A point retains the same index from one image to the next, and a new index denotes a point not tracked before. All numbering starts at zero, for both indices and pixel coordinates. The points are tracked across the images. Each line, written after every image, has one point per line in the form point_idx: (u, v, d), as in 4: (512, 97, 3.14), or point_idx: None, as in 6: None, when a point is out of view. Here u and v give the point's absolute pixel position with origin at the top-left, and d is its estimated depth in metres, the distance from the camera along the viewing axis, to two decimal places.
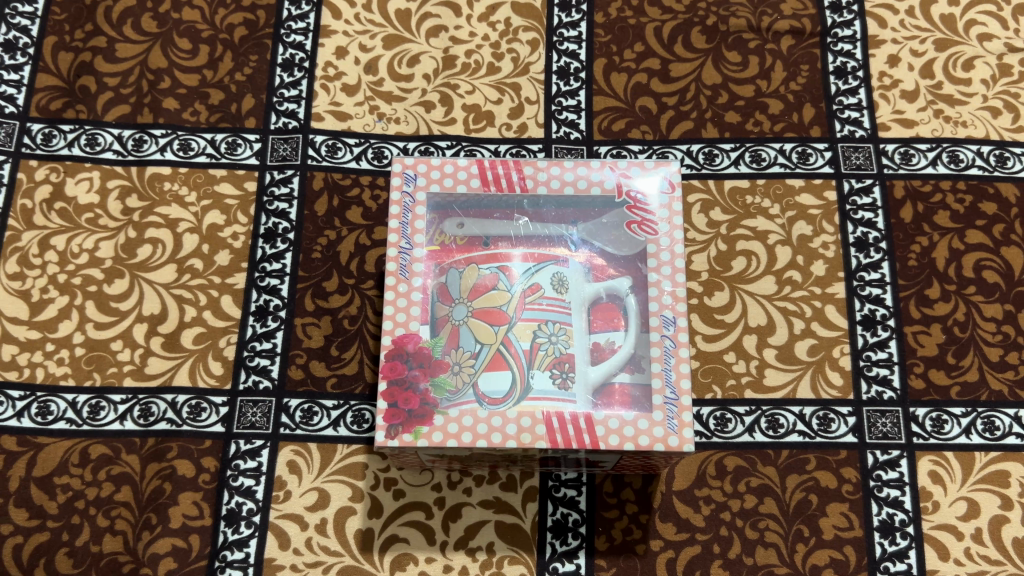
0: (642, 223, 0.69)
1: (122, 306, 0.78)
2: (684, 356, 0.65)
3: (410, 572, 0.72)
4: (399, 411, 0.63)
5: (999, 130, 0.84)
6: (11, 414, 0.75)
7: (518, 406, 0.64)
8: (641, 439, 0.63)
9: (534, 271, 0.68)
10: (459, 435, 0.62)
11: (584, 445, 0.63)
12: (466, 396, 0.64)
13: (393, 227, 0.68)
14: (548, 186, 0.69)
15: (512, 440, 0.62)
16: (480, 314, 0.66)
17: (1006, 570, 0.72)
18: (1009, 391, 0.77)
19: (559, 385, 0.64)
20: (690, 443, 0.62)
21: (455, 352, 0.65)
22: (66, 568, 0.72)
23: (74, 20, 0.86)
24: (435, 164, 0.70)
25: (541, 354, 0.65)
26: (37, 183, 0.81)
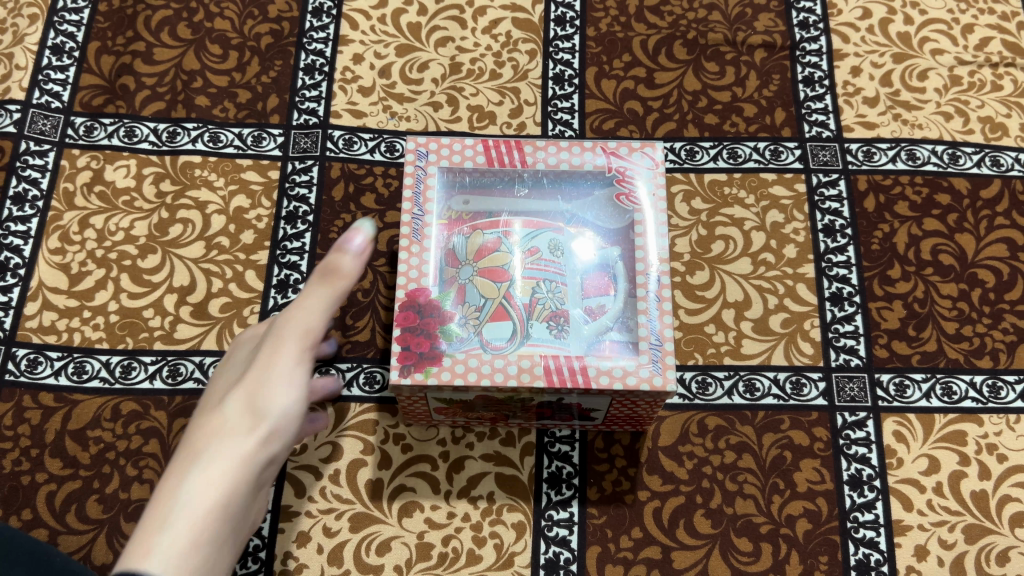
0: (627, 195, 0.76)
1: (154, 278, 0.85)
2: (667, 309, 0.71)
3: (416, 519, 0.78)
4: (411, 353, 0.69)
5: (951, 132, 0.93)
6: (49, 372, 0.81)
7: (519, 351, 0.70)
8: (629, 379, 0.69)
9: (532, 236, 0.75)
10: (466, 374, 0.68)
11: (577, 385, 0.69)
12: (471, 343, 0.70)
13: (407, 196, 0.74)
14: (546, 163, 0.77)
15: (513, 379, 0.68)
16: (485, 273, 0.73)
17: (965, 520, 0.79)
18: (965, 360, 0.84)
19: (555, 334, 0.71)
20: (672, 382, 0.69)
21: (463, 306, 0.72)
22: (95, 513, 0.77)
23: (116, 27, 0.96)
24: (444, 143, 0.77)
25: (539, 307, 0.72)
26: (78, 169, 0.89)
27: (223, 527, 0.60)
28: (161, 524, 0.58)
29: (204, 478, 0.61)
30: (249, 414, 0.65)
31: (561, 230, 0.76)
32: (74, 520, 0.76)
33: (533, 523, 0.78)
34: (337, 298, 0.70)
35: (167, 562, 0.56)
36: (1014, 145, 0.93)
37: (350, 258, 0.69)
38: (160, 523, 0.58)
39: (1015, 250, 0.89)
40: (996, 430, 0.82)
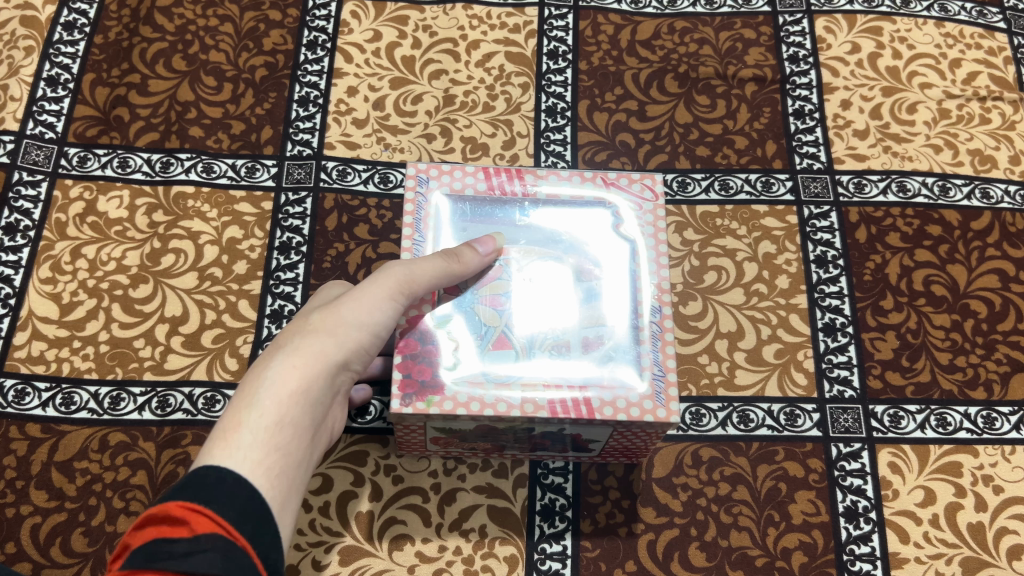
0: (629, 224, 0.75)
1: (145, 308, 0.85)
2: (669, 339, 0.71)
3: (407, 552, 0.77)
4: (412, 382, 0.67)
5: (941, 164, 0.94)
6: (37, 403, 0.80)
7: (522, 380, 0.68)
8: (633, 411, 0.67)
9: (534, 263, 0.73)
10: (468, 404, 0.66)
11: (582, 416, 0.67)
12: (473, 372, 0.68)
13: (408, 222, 0.74)
14: (547, 193, 0.76)
15: (516, 409, 0.66)
16: (486, 300, 0.71)
17: (962, 552, 0.78)
18: (959, 391, 0.84)
19: (557, 363, 0.69)
20: (676, 414, 0.67)
21: (463, 334, 0.70)
22: (81, 546, 0.75)
23: (112, 59, 0.96)
24: (446, 170, 0.76)
25: (541, 335, 0.71)
26: (71, 200, 0.89)
27: (304, 414, 0.60)
28: (251, 400, 0.58)
29: (290, 366, 0.60)
30: (335, 324, 0.64)
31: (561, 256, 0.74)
32: (59, 553, 0.75)
33: (525, 556, 0.77)
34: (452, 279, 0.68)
35: (253, 446, 0.55)
36: (1003, 177, 0.94)
37: (476, 256, 0.69)
38: (248, 404, 0.57)
39: (1007, 280, 0.89)
40: (992, 461, 0.81)
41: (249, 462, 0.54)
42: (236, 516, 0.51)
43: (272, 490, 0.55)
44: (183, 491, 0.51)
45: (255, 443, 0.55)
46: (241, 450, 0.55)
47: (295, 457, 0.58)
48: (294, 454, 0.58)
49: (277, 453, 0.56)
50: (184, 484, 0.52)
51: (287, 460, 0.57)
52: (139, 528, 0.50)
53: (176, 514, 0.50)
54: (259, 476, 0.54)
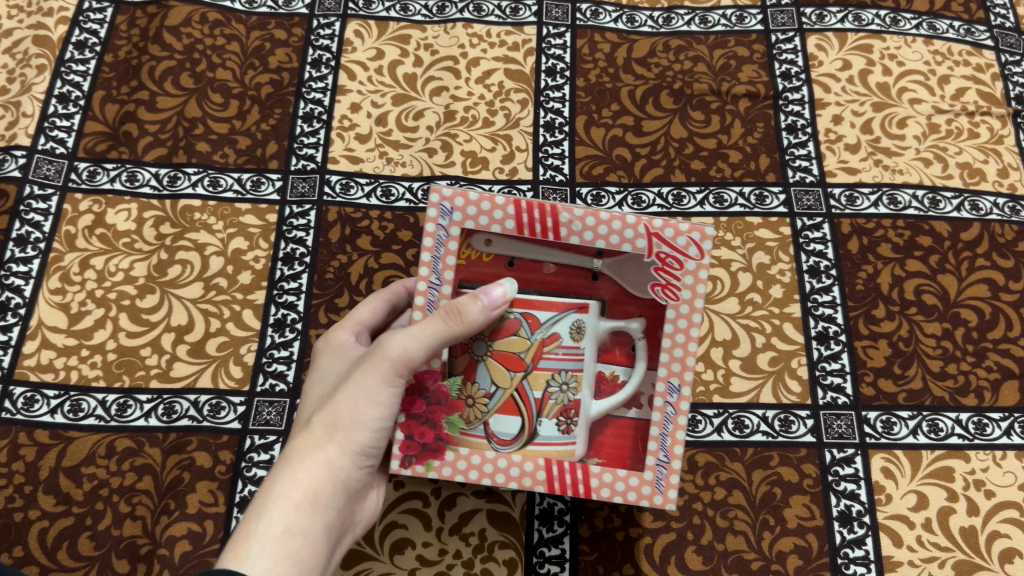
0: (666, 286, 0.60)
1: (152, 318, 0.87)
2: (681, 424, 0.61)
3: (408, 555, 0.78)
4: (414, 443, 0.61)
5: (931, 177, 0.96)
6: (46, 410, 0.82)
7: (524, 450, 0.62)
8: (630, 494, 0.62)
9: (556, 319, 0.62)
10: (467, 471, 0.61)
11: (579, 494, 0.62)
12: (477, 433, 0.62)
13: (423, 260, 0.60)
14: (581, 239, 0.60)
15: (513, 482, 0.62)
16: (500, 356, 0.62)
17: (955, 556, 0.79)
18: (950, 398, 0.85)
19: (564, 430, 0.63)
20: (673, 503, 0.62)
21: (471, 387, 0.62)
22: (87, 550, 0.77)
23: (121, 77, 0.99)
24: (473, 197, 0.59)
25: (552, 402, 0.62)
26: (80, 212, 0.91)
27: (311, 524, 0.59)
28: (257, 515, 0.58)
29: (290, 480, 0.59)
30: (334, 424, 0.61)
31: (587, 307, 0.63)
32: (66, 557, 0.77)
33: (525, 559, 0.78)
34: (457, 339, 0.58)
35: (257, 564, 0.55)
36: (992, 190, 0.96)
37: (482, 311, 0.58)
38: (254, 519, 0.57)
39: (997, 290, 0.91)
40: (983, 466, 0.82)
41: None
42: None
43: None
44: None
45: (261, 559, 0.56)
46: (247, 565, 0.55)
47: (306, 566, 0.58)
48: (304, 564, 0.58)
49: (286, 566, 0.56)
50: None
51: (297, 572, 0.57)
52: None
53: None
54: None
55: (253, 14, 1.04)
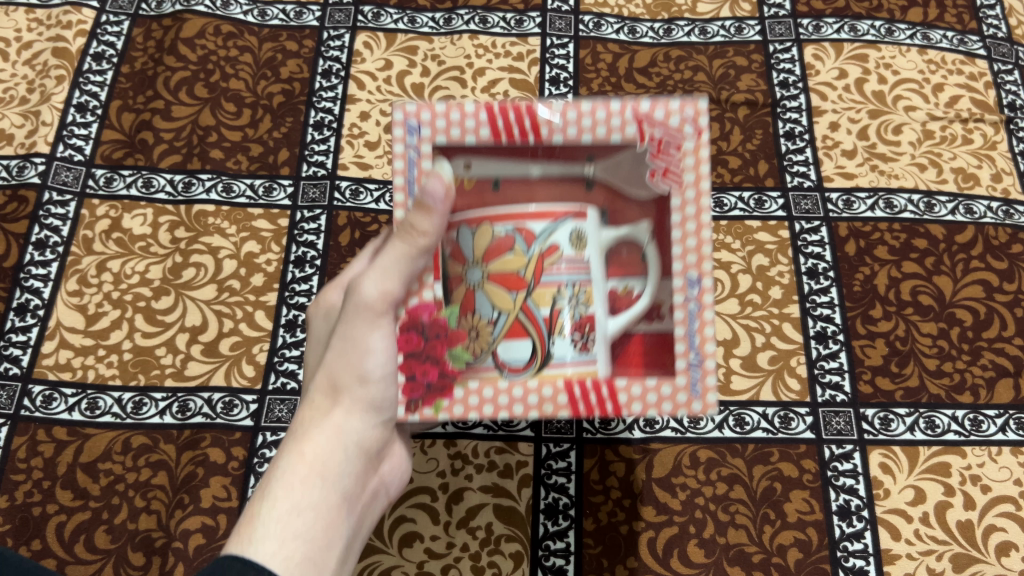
0: (667, 172, 0.59)
1: (167, 318, 0.89)
2: (709, 319, 0.60)
3: (416, 548, 0.80)
4: (417, 384, 0.62)
5: (926, 182, 0.98)
6: (64, 408, 0.84)
7: (539, 375, 0.62)
8: (664, 405, 0.61)
9: (551, 229, 0.62)
10: (481, 407, 0.61)
11: (607, 413, 0.61)
12: (485, 364, 0.62)
13: (398, 185, 0.60)
14: (564, 134, 0.59)
15: (534, 412, 0.61)
16: (498, 279, 0.62)
17: (952, 548, 0.80)
18: (946, 395, 0.87)
19: (580, 348, 0.62)
20: (713, 406, 0.60)
21: (471, 318, 0.62)
22: (104, 543, 0.79)
23: (137, 87, 1.02)
24: (440, 109, 0.59)
25: (562, 321, 0.62)
26: (97, 217, 0.94)
27: (323, 490, 0.61)
28: (267, 491, 0.60)
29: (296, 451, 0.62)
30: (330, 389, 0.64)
31: (584, 213, 0.62)
32: (83, 550, 0.78)
33: (530, 553, 0.80)
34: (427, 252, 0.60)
35: (275, 531, 0.57)
36: (985, 194, 0.98)
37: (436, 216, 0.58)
38: (265, 493, 0.60)
39: (991, 291, 0.93)
40: (979, 462, 0.84)
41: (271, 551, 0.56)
42: None
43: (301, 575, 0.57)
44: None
45: (273, 527, 0.58)
46: (261, 536, 0.57)
47: (322, 535, 0.60)
48: (320, 531, 0.60)
49: (302, 533, 0.58)
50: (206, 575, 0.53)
51: (315, 542, 0.59)
52: None
53: None
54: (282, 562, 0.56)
55: (265, 26, 1.07)
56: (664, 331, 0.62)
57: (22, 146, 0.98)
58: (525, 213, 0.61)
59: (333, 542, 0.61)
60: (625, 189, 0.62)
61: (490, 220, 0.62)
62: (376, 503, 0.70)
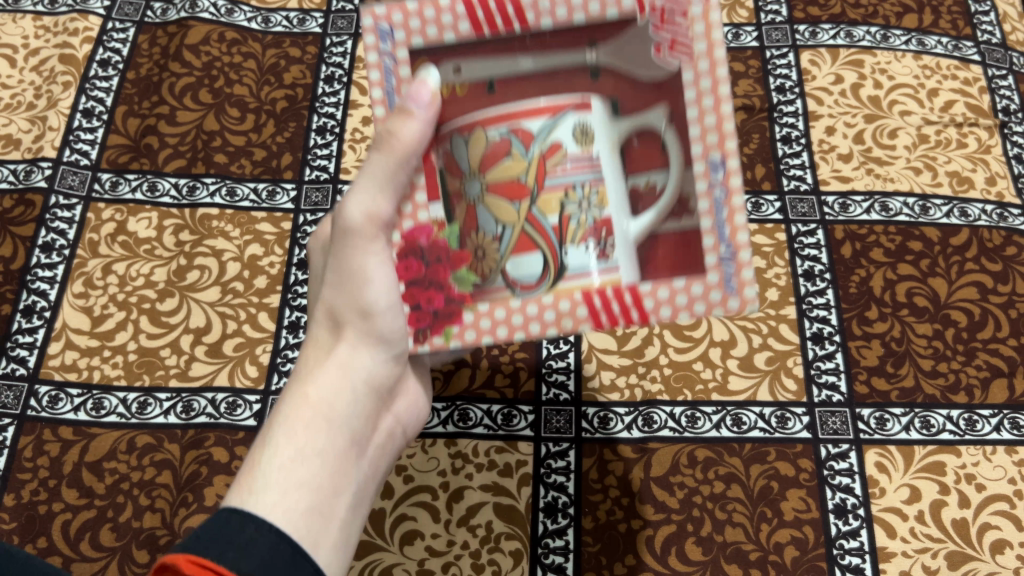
0: (675, 44, 0.54)
1: (171, 320, 0.90)
2: (738, 205, 0.54)
3: (417, 546, 0.81)
4: (423, 314, 0.59)
5: (921, 185, 1.00)
6: (70, 408, 0.86)
7: (554, 289, 0.57)
8: (698, 307, 0.56)
9: (552, 125, 0.55)
10: (493, 330, 0.57)
11: (633, 322, 0.56)
12: (495, 285, 0.57)
13: (377, 98, 0.57)
14: (553, 17, 0.54)
15: (552, 328, 0.57)
16: (498, 189, 0.56)
17: (947, 546, 0.81)
18: (941, 395, 0.88)
19: (598, 256, 0.56)
20: (754, 303, 0.55)
21: (475, 236, 0.58)
22: (109, 541, 0.80)
23: (143, 93, 1.03)
24: (412, 9, 0.54)
25: (573, 228, 0.56)
26: (103, 221, 0.95)
27: (328, 434, 0.60)
28: (267, 439, 0.60)
29: (298, 397, 0.61)
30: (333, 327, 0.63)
31: (589, 104, 0.55)
32: (88, 547, 0.79)
33: (529, 550, 0.81)
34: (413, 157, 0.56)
35: (275, 482, 0.57)
36: (980, 197, 0.99)
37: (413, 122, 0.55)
38: (265, 442, 0.59)
39: (986, 292, 0.94)
40: (974, 461, 0.85)
41: (270, 505, 0.56)
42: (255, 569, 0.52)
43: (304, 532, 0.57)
44: (186, 548, 0.52)
45: (273, 478, 0.57)
46: (261, 489, 0.57)
47: (327, 483, 0.59)
48: (325, 479, 0.59)
49: (304, 483, 0.58)
50: (192, 542, 0.53)
51: (321, 490, 0.59)
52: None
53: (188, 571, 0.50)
54: (283, 514, 0.56)
55: (269, 33, 1.08)
56: (692, 227, 0.55)
57: (29, 151, 1.00)
58: (522, 109, 0.55)
59: (341, 490, 0.60)
60: (633, 73, 0.55)
61: (482, 123, 0.56)
62: (392, 442, 0.69)
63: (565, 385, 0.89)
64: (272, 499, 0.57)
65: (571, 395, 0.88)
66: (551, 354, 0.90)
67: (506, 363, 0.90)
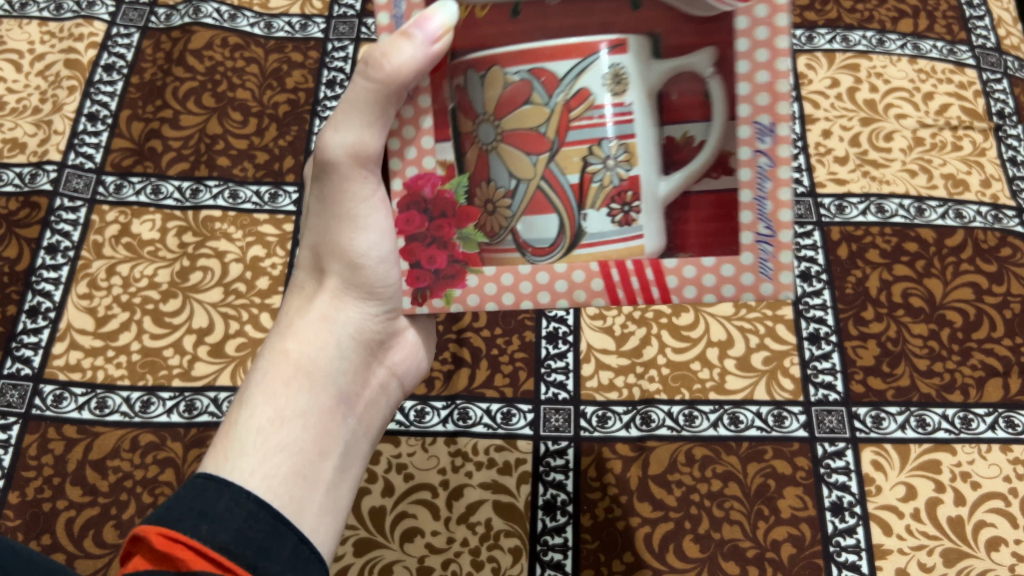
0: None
1: (175, 320, 0.91)
2: (784, 179, 0.51)
3: (417, 543, 0.82)
4: (424, 273, 0.57)
5: (917, 187, 1.01)
6: (74, 407, 0.87)
7: (569, 257, 0.55)
8: (726, 290, 0.54)
9: (579, 70, 0.53)
10: (499, 297, 0.56)
11: (654, 300, 0.54)
12: (506, 246, 0.56)
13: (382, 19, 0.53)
14: None
15: (564, 300, 0.55)
16: (512, 139, 0.54)
17: (943, 544, 0.82)
18: (936, 394, 0.89)
19: (620, 222, 0.55)
20: (788, 290, 0.53)
21: (486, 187, 0.56)
22: (112, 538, 0.81)
23: (147, 97, 1.04)
24: None
25: (594, 188, 0.55)
26: (107, 223, 0.97)
27: (311, 391, 0.61)
28: (247, 399, 0.61)
29: (279, 355, 0.62)
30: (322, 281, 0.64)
31: (624, 44, 0.52)
32: (91, 544, 0.80)
33: (528, 548, 0.82)
34: (403, 92, 0.53)
35: (255, 438, 0.58)
36: (974, 199, 1.00)
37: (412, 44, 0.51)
38: (246, 402, 0.60)
39: (981, 292, 0.95)
40: (969, 459, 0.86)
41: (252, 463, 0.57)
42: (227, 539, 0.51)
43: (290, 490, 0.57)
44: (160, 517, 0.52)
45: (253, 434, 0.58)
46: (240, 449, 0.58)
47: (312, 436, 0.60)
48: (309, 435, 0.60)
49: (286, 441, 0.59)
50: (165, 511, 0.53)
51: (303, 453, 0.59)
52: (129, 553, 0.52)
53: (158, 545, 0.50)
54: (264, 470, 0.57)
55: (271, 38, 1.09)
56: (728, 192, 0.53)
57: (34, 155, 1.01)
58: (547, 49, 0.52)
59: (326, 445, 0.61)
60: (680, 9, 0.51)
61: (501, 61, 0.53)
62: (388, 396, 0.69)
63: (564, 384, 0.89)
64: (251, 462, 0.57)
65: (570, 394, 0.89)
66: (550, 354, 0.91)
67: (505, 363, 0.91)
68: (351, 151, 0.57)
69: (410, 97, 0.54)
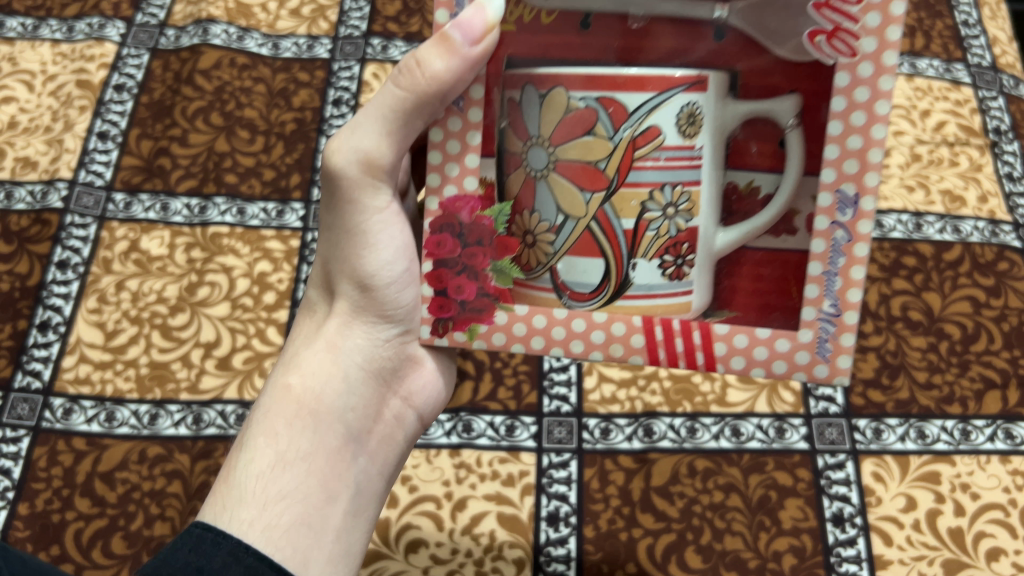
0: (836, 35, 0.47)
1: (183, 334, 0.93)
2: (859, 257, 0.49)
3: (422, 554, 0.83)
4: (449, 303, 0.55)
5: (914, 204, 1.02)
6: (83, 420, 0.88)
7: (609, 306, 0.54)
8: (777, 366, 0.51)
9: (653, 106, 0.52)
10: (527, 341, 0.53)
11: (698, 367, 0.52)
12: (543, 284, 0.55)
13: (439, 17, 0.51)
14: None
15: (598, 352, 0.53)
16: (566, 172, 0.53)
17: (943, 554, 0.82)
18: (936, 406, 0.90)
19: (671, 275, 0.55)
20: (843, 375, 0.51)
21: (528, 217, 0.54)
22: (120, 549, 0.81)
23: (156, 116, 1.06)
24: None
25: (648, 237, 0.54)
26: (117, 239, 0.98)
27: (316, 432, 0.62)
28: (248, 441, 0.61)
29: (282, 393, 0.63)
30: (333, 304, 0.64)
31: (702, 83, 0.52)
32: (99, 555, 0.81)
33: (532, 559, 0.82)
34: (439, 103, 0.51)
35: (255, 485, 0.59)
36: (972, 214, 1.02)
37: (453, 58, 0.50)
38: (247, 445, 0.61)
39: (979, 306, 0.96)
40: (969, 470, 0.86)
41: (251, 513, 0.57)
42: None
43: (289, 540, 0.58)
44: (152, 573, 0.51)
45: (253, 481, 0.59)
46: (239, 498, 0.58)
47: (315, 480, 0.60)
48: (312, 479, 0.60)
49: (287, 487, 0.59)
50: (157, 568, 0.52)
51: (307, 500, 0.59)
52: None
53: None
54: (262, 520, 0.57)
55: (278, 58, 1.11)
56: (795, 254, 0.52)
57: (46, 172, 1.03)
58: (620, 78, 0.51)
59: (331, 488, 0.61)
60: (768, 45, 0.51)
61: (566, 83, 0.52)
62: (402, 429, 0.69)
63: (566, 397, 0.91)
64: (250, 513, 0.57)
65: (573, 407, 0.90)
66: (553, 367, 0.93)
67: (509, 376, 0.93)
68: (366, 159, 0.57)
69: (460, 109, 0.51)
